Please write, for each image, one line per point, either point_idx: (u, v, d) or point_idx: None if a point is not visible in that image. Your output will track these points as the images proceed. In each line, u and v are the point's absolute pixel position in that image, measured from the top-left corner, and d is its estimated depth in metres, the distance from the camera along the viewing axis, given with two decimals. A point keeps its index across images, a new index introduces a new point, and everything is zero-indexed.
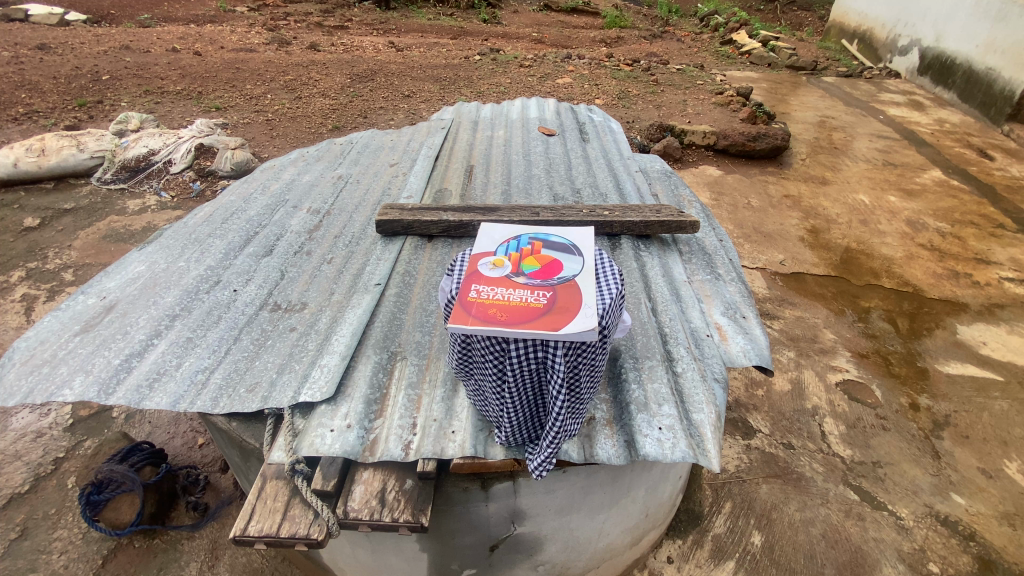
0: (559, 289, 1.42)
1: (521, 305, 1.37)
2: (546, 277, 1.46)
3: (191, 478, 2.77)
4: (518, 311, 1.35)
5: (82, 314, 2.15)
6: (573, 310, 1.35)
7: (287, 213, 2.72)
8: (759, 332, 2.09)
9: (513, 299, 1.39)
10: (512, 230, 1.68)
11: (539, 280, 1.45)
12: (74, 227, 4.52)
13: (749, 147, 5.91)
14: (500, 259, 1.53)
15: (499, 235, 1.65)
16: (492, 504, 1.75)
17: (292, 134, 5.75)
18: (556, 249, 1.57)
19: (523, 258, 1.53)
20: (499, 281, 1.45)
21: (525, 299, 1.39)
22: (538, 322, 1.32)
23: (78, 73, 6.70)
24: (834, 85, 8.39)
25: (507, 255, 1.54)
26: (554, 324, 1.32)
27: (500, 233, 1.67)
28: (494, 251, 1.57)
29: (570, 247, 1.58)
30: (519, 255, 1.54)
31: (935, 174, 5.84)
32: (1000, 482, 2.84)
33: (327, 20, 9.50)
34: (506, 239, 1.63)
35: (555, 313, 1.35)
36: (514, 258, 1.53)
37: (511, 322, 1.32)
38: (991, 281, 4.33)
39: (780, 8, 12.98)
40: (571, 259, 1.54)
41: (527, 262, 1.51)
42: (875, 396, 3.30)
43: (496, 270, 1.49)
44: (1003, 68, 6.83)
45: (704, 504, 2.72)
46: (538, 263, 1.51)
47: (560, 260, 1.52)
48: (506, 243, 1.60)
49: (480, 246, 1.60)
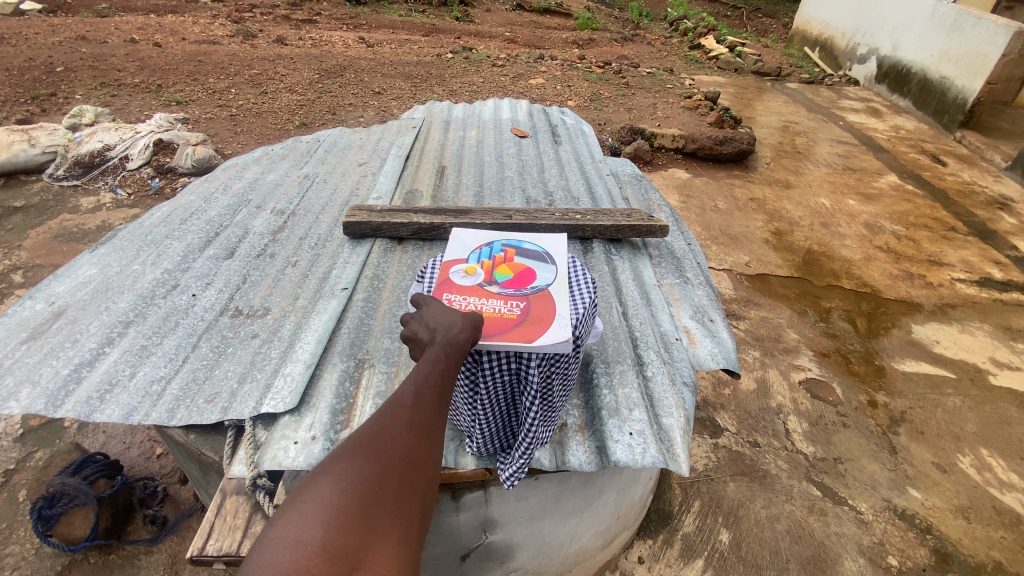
0: (535, 300, 1.40)
1: (496, 316, 1.35)
2: (520, 286, 1.45)
3: (148, 490, 2.65)
4: (494, 322, 1.33)
5: (27, 321, 2.02)
6: (547, 321, 1.34)
7: (250, 213, 2.62)
8: (726, 334, 2.13)
9: (487, 309, 1.37)
10: (484, 237, 1.66)
11: (513, 288, 1.43)
12: (24, 227, 4.27)
13: (717, 151, 6.03)
14: (472, 267, 1.50)
15: (470, 240, 1.62)
16: (462, 514, 1.73)
17: (258, 130, 5.58)
18: (529, 258, 1.56)
19: (495, 266, 1.51)
20: (471, 289, 1.42)
21: (499, 310, 1.36)
22: (515, 334, 1.30)
23: (29, 64, 6.34)
24: (797, 91, 8.67)
25: (479, 263, 1.52)
26: (531, 335, 1.29)
27: (472, 237, 1.64)
28: (466, 257, 1.55)
29: (542, 258, 1.57)
30: (492, 263, 1.53)
31: (891, 178, 6.09)
32: (953, 476, 2.98)
33: (295, 13, 9.24)
34: (477, 245, 1.60)
35: (532, 325, 1.33)
36: (487, 266, 1.51)
37: (487, 335, 1.29)
38: (944, 282, 4.54)
39: (745, 16, 13.39)
40: (544, 268, 1.52)
41: (501, 271, 1.49)
42: (836, 394, 3.42)
43: (469, 277, 1.46)
44: (956, 77, 7.19)
45: (674, 504, 2.77)
46: (512, 271, 1.50)
47: (532, 269, 1.51)
48: (477, 250, 1.58)
49: (452, 250, 1.58)
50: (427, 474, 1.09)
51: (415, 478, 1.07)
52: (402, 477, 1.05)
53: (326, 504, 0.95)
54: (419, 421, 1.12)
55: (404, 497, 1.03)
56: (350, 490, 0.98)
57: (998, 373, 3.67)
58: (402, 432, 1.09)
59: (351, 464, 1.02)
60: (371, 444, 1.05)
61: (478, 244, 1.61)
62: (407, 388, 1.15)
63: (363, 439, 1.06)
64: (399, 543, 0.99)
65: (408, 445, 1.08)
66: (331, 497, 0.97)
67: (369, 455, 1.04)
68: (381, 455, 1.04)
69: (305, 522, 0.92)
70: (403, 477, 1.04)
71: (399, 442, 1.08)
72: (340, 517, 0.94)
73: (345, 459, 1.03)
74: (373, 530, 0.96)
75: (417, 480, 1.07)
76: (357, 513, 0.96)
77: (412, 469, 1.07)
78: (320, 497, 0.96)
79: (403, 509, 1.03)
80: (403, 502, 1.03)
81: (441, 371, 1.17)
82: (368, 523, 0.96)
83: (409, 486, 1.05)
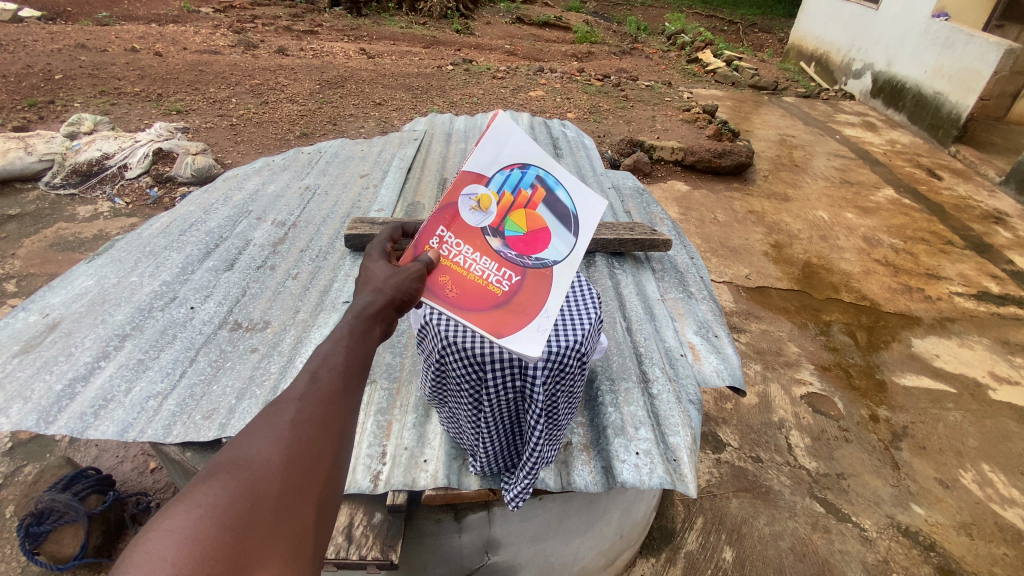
0: (531, 281, 1.15)
1: (477, 286, 1.15)
2: (526, 253, 1.17)
3: (140, 506, 2.60)
4: (469, 293, 1.14)
5: (20, 334, 1.98)
6: (532, 316, 1.12)
7: (251, 225, 2.60)
8: (731, 350, 2.10)
9: (470, 272, 1.16)
10: (529, 147, 1.18)
11: (516, 254, 1.16)
12: (18, 235, 4.23)
13: (716, 163, 6.06)
14: (486, 197, 1.16)
15: (507, 149, 1.17)
16: (465, 535, 1.71)
17: (258, 140, 5.58)
18: (562, 213, 1.18)
19: (515, 207, 1.17)
20: (468, 235, 1.17)
21: (487, 278, 1.15)
22: (483, 320, 1.12)
23: (29, 72, 6.33)
24: (794, 105, 8.75)
25: (498, 195, 1.17)
26: (498, 330, 1.11)
27: (513, 141, 1.18)
28: (487, 177, 1.17)
29: (577, 217, 1.18)
30: (514, 198, 1.17)
31: (888, 192, 6.13)
32: (956, 492, 2.96)
33: (296, 23, 9.30)
34: (511, 160, 1.17)
35: (508, 317, 1.13)
36: (505, 203, 1.17)
37: (458, 308, 1.12)
38: (943, 295, 4.55)
39: (742, 31, 13.57)
40: (569, 236, 1.18)
41: (514, 221, 1.17)
42: (838, 408, 3.39)
43: (474, 217, 1.17)
44: (950, 92, 7.27)
45: (676, 521, 2.73)
46: (529, 227, 1.17)
47: (555, 233, 1.18)
48: (507, 168, 1.17)
49: (475, 158, 1.17)
50: (334, 475, 0.81)
51: (316, 481, 0.79)
52: (298, 481, 0.77)
53: (180, 533, 0.65)
54: (320, 409, 0.85)
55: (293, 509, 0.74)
56: (219, 509, 0.69)
57: (998, 388, 3.67)
58: (295, 425, 0.81)
59: (221, 478, 0.72)
60: (249, 449, 0.77)
61: (512, 160, 1.17)
62: (301, 376, 0.89)
63: (240, 444, 0.78)
64: (290, 571, 0.70)
65: (306, 438, 0.80)
66: (185, 524, 0.66)
67: (250, 460, 0.75)
68: (256, 461, 0.75)
69: (145, 565, 0.61)
70: (293, 480, 0.76)
71: (295, 437, 0.80)
72: (200, 547, 0.64)
73: (215, 471, 0.73)
74: (251, 558, 0.67)
75: (320, 483, 0.79)
76: (228, 538, 0.67)
77: (311, 470, 0.79)
78: (169, 524, 0.65)
79: (300, 526, 0.74)
80: (300, 515, 0.75)
81: (345, 352, 0.94)
82: (246, 548, 0.67)
83: (302, 486, 0.77)
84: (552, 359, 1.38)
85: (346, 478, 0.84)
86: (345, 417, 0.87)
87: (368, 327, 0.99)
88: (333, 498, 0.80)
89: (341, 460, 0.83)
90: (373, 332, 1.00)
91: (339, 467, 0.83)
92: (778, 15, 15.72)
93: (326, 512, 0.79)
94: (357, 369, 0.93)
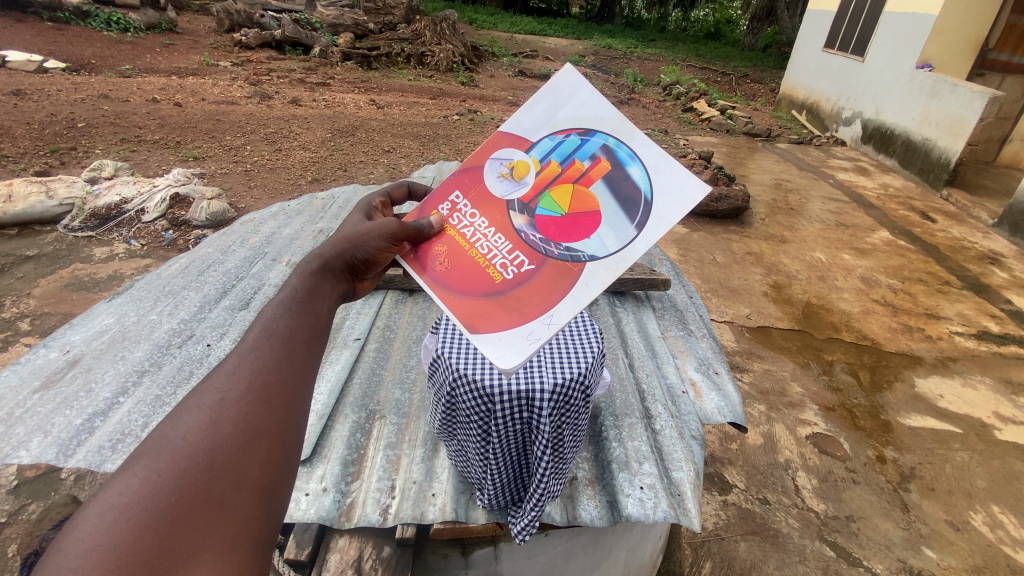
0: (546, 270, 1.10)
1: (479, 264, 1.15)
2: (555, 237, 1.13)
3: None
4: (467, 271, 1.15)
5: (43, 369, 2.05)
6: (522, 312, 1.08)
7: (267, 266, 2.71)
8: (732, 387, 2.15)
9: (476, 248, 1.17)
10: (594, 113, 1.16)
11: (542, 235, 1.13)
12: (35, 275, 4.34)
13: (712, 207, 6.24)
14: (522, 167, 1.18)
15: (564, 111, 1.18)
16: (472, 571, 1.75)
17: (270, 185, 5.82)
18: (620, 193, 1.12)
19: (559, 181, 1.15)
20: (491, 206, 1.18)
21: (491, 261, 1.15)
22: (472, 303, 1.11)
23: (53, 120, 6.62)
24: (787, 151, 9.07)
25: (541, 166, 1.17)
26: (483, 316, 1.09)
27: (573, 105, 1.18)
28: (534, 143, 1.19)
29: (647, 202, 1.10)
30: (561, 170, 1.16)
31: (883, 234, 6.26)
32: (967, 535, 2.91)
33: (309, 76, 9.78)
34: (568, 126, 1.17)
35: (501, 305, 1.10)
36: (546, 175, 1.17)
37: (450, 287, 1.13)
38: (943, 335, 4.59)
39: (735, 82, 14.22)
40: (622, 225, 1.10)
41: (553, 196, 1.15)
42: (843, 448, 3.38)
43: (503, 187, 1.19)
44: (938, 139, 7.54)
45: (683, 565, 2.70)
46: (569, 206, 1.14)
47: (604, 218, 1.12)
48: (561, 136, 1.17)
49: (526, 125, 1.20)
50: (271, 458, 0.84)
51: (249, 465, 0.81)
52: (228, 470, 0.79)
53: (92, 541, 0.67)
54: (250, 392, 0.87)
55: (221, 499, 0.77)
56: (135, 510, 0.71)
57: (1004, 428, 3.66)
58: (220, 411, 0.84)
59: (138, 473, 0.75)
60: (172, 439, 0.79)
61: (568, 126, 1.17)
62: (232, 357, 0.92)
63: (162, 434, 0.80)
64: (227, 559, 0.74)
65: (236, 424, 0.83)
66: (99, 529, 0.69)
67: (170, 453, 0.77)
68: (179, 455, 0.77)
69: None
70: (223, 469, 0.79)
71: (222, 423, 0.82)
72: (113, 551, 0.67)
73: (132, 466, 0.76)
74: (178, 555, 0.70)
75: (254, 469, 0.82)
76: (147, 542, 0.69)
77: (243, 456, 0.81)
78: (84, 533, 0.68)
79: (238, 517, 0.77)
80: (234, 503, 0.78)
81: (283, 325, 0.98)
82: (169, 545, 0.70)
83: (232, 474, 0.79)
84: (557, 392, 1.45)
85: (290, 456, 0.87)
86: (280, 396, 0.89)
87: (309, 297, 1.04)
88: (272, 480, 0.84)
89: (281, 439, 0.87)
90: (319, 292, 1.06)
91: (277, 448, 0.85)
92: (769, 67, 16.48)
93: (265, 496, 0.82)
94: (297, 341, 0.97)
